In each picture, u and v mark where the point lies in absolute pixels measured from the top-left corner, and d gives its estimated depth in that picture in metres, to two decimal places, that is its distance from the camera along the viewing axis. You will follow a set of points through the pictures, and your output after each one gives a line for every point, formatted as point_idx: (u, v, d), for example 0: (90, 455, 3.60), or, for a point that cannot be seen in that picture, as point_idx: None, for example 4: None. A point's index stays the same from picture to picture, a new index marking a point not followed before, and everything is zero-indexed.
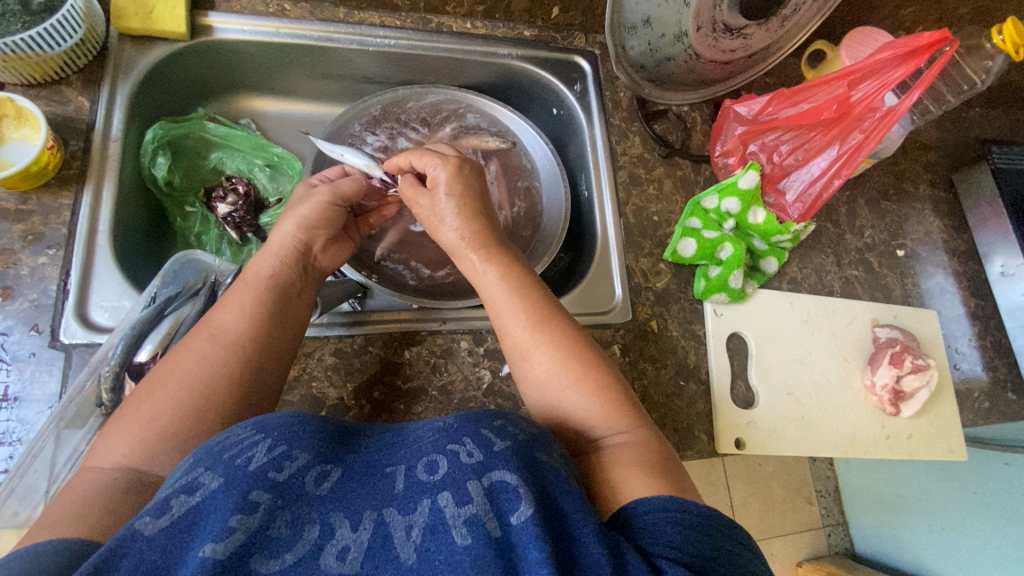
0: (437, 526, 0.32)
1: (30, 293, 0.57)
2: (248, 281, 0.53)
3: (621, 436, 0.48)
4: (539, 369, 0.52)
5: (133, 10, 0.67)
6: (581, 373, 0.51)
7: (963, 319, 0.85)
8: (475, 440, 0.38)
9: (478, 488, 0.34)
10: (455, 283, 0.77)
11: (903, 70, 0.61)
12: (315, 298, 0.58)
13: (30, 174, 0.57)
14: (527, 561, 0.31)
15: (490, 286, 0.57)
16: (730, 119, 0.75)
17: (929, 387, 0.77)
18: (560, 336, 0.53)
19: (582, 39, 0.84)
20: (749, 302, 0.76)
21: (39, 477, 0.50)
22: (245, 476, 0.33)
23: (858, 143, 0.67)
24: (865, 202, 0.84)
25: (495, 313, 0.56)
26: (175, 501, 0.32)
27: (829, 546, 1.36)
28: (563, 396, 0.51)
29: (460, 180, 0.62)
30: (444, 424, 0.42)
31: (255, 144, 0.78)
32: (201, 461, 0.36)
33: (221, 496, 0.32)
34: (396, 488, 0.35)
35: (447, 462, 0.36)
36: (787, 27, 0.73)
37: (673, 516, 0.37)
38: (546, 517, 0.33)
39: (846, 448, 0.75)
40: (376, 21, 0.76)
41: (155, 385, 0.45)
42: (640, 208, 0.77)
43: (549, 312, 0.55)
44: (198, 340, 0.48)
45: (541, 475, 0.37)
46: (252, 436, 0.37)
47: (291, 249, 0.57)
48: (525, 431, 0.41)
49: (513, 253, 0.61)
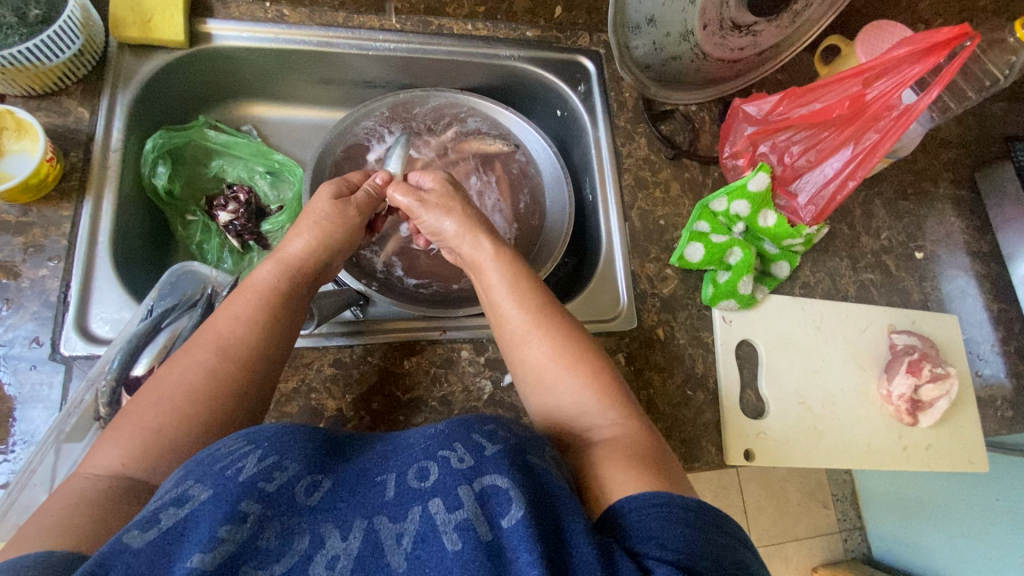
0: (429, 533, 0.31)
1: (32, 305, 0.57)
2: (250, 286, 0.52)
3: (622, 433, 0.46)
4: (538, 371, 0.51)
5: (131, 19, 0.66)
6: (575, 358, 0.51)
7: (986, 324, 0.82)
8: (466, 445, 0.37)
9: (469, 493, 0.33)
10: (440, 292, 0.76)
11: (921, 68, 0.59)
12: (309, 305, 0.56)
13: (30, 186, 0.57)
14: (519, 563, 0.30)
15: (491, 285, 0.57)
16: (740, 119, 0.73)
17: (948, 397, 0.74)
18: (559, 333, 0.52)
19: (587, 38, 0.82)
20: (760, 307, 0.74)
21: (38, 489, 0.49)
22: (236, 487, 0.32)
23: (874, 143, 0.64)
24: (883, 203, 0.81)
25: (497, 317, 0.55)
26: (164, 514, 0.31)
27: (845, 551, 1.34)
28: (562, 395, 0.50)
29: (444, 189, 0.64)
30: (435, 429, 0.40)
31: (256, 151, 0.78)
32: (191, 473, 0.34)
33: (210, 507, 0.31)
34: (386, 496, 0.34)
35: (438, 469, 0.35)
36: (797, 24, 0.71)
37: (661, 511, 0.36)
38: (538, 519, 0.32)
39: (861, 458, 0.72)
40: (375, 24, 0.75)
41: (144, 391, 0.44)
42: (647, 212, 0.75)
43: (551, 311, 0.54)
44: (189, 345, 0.47)
45: (535, 477, 0.36)
46: (243, 447, 0.36)
47: (285, 260, 0.55)
48: (517, 434, 0.40)
49: (513, 254, 0.59)
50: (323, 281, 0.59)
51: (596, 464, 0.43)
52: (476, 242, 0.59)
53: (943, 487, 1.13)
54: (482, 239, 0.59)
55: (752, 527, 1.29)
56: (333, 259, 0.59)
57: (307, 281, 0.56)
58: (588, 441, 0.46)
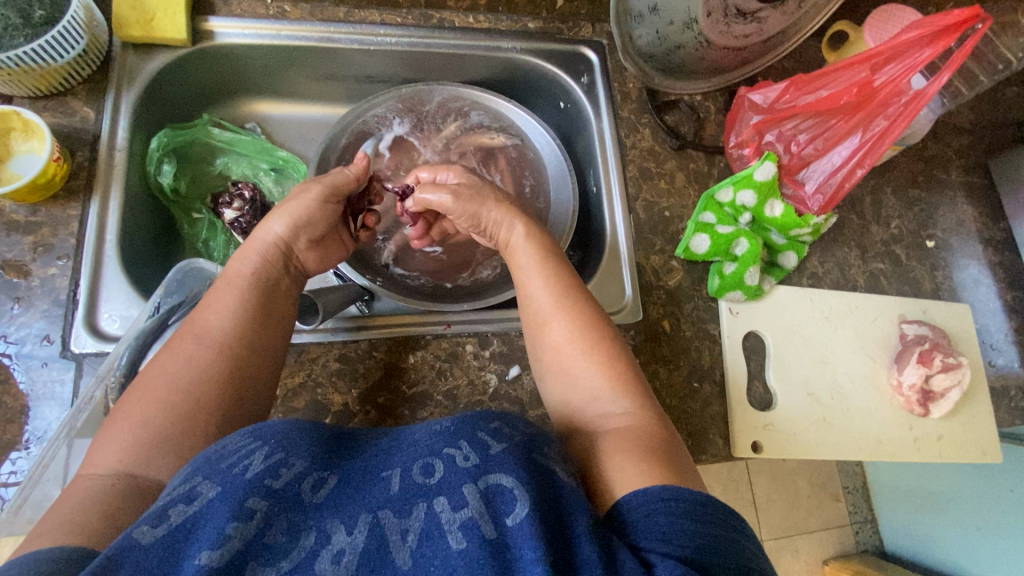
0: (433, 531, 0.31)
1: (42, 303, 0.58)
2: (229, 279, 0.52)
3: (632, 420, 0.46)
4: (556, 352, 0.51)
5: (134, 18, 0.67)
6: (594, 341, 0.50)
7: (999, 313, 0.81)
8: (471, 443, 0.37)
9: (474, 492, 0.33)
10: (431, 287, 0.76)
11: (930, 52, 0.57)
12: (297, 295, 0.57)
13: (38, 186, 0.58)
14: (523, 561, 0.30)
15: (520, 266, 0.57)
16: (745, 109, 0.72)
17: (960, 387, 0.73)
18: (581, 317, 0.52)
19: (589, 29, 0.81)
20: (767, 299, 0.73)
21: (51, 485, 0.50)
22: (242, 484, 0.32)
23: (882, 130, 0.63)
24: (892, 191, 0.80)
25: (522, 296, 0.55)
26: (173, 511, 0.31)
27: (856, 543, 1.33)
28: (576, 377, 0.50)
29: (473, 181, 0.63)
30: (441, 426, 0.40)
31: (260, 148, 0.79)
32: (198, 470, 0.35)
33: (217, 504, 0.31)
34: (391, 491, 0.34)
35: (443, 466, 0.35)
36: (804, 10, 0.70)
37: (668, 507, 0.36)
38: (542, 517, 0.32)
39: (871, 450, 0.72)
40: (377, 19, 0.75)
41: (147, 385, 0.44)
42: (651, 203, 0.74)
43: (574, 292, 0.54)
44: (191, 338, 0.47)
45: (541, 476, 0.35)
46: (250, 444, 0.36)
47: (279, 248, 0.55)
48: (522, 432, 0.40)
49: (548, 237, 0.59)
50: (300, 274, 0.59)
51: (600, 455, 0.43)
52: (510, 226, 0.59)
53: (956, 480, 1.12)
54: (517, 222, 0.58)
55: (763, 520, 1.28)
56: (308, 242, 0.59)
57: (281, 272, 0.56)
58: (594, 432, 0.46)
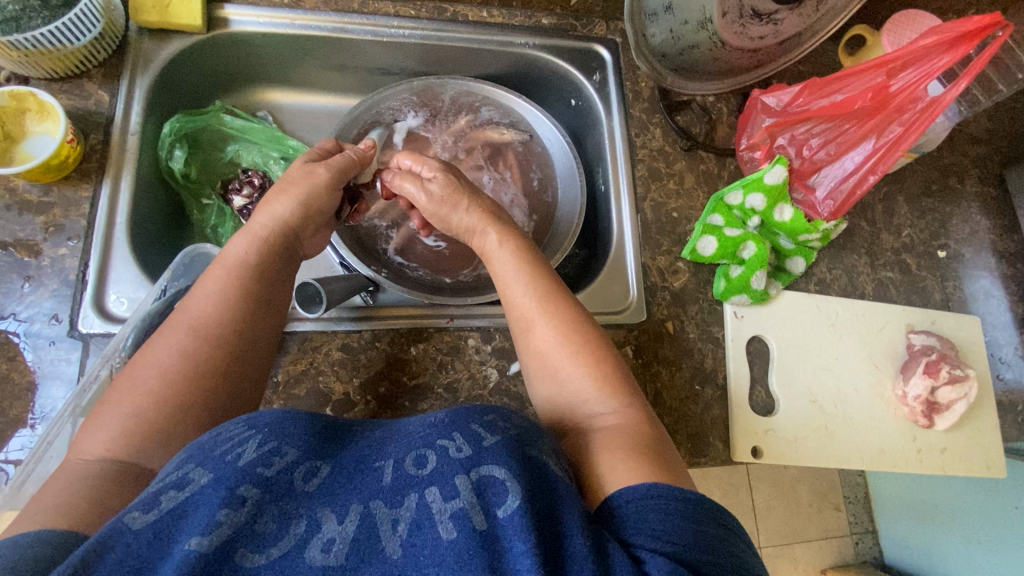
0: (424, 521, 0.31)
1: (52, 283, 0.59)
2: (242, 260, 0.52)
3: (623, 422, 0.46)
4: (542, 357, 0.51)
5: (151, 3, 0.67)
6: (580, 346, 0.50)
7: (1009, 326, 0.80)
8: (464, 434, 0.36)
9: (466, 483, 0.33)
10: (433, 281, 0.75)
11: (949, 58, 0.56)
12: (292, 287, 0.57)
13: (51, 167, 0.59)
14: (513, 553, 0.30)
15: (501, 274, 0.56)
16: (758, 110, 0.71)
17: (966, 399, 0.72)
18: (563, 322, 0.51)
19: (603, 26, 0.81)
20: (773, 303, 0.72)
21: (53, 460, 0.51)
22: (234, 471, 0.32)
23: (897, 136, 0.62)
24: (905, 199, 0.79)
25: (505, 300, 0.55)
26: (165, 496, 0.32)
27: (856, 554, 1.32)
28: (563, 381, 0.49)
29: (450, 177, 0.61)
30: (435, 418, 0.39)
31: (270, 136, 0.79)
32: (192, 456, 0.35)
33: (209, 490, 0.32)
34: (383, 481, 0.34)
35: (436, 457, 0.35)
36: (821, 13, 0.67)
37: (658, 504, 0.36)
38: (534, 511, 0.32)
39: (872, 460, 0.71)
40: (391, 10, 0.75)
41: (150, 365, 0.45)
42: (660, 204, 0.74)
43: (557, 295, 0.54)
44: (195, 321, 0.48)
45: (534, 469, 0.35)
46: (243, 433, 0.36)
47: (284, 236, 0.55)
48: (516, 425, 0.40)
49: (528, 243, 0.59)
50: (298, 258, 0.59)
51: (595, 453, 0.43)
52: (483, 234, 0.59)
53: (960, 494, 1.10)
54: (489, 230, 0.58)
55: (762, 527, 1.28)
56: (307, 225, 0.58)
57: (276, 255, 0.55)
58: (590, 429, 0.46)
